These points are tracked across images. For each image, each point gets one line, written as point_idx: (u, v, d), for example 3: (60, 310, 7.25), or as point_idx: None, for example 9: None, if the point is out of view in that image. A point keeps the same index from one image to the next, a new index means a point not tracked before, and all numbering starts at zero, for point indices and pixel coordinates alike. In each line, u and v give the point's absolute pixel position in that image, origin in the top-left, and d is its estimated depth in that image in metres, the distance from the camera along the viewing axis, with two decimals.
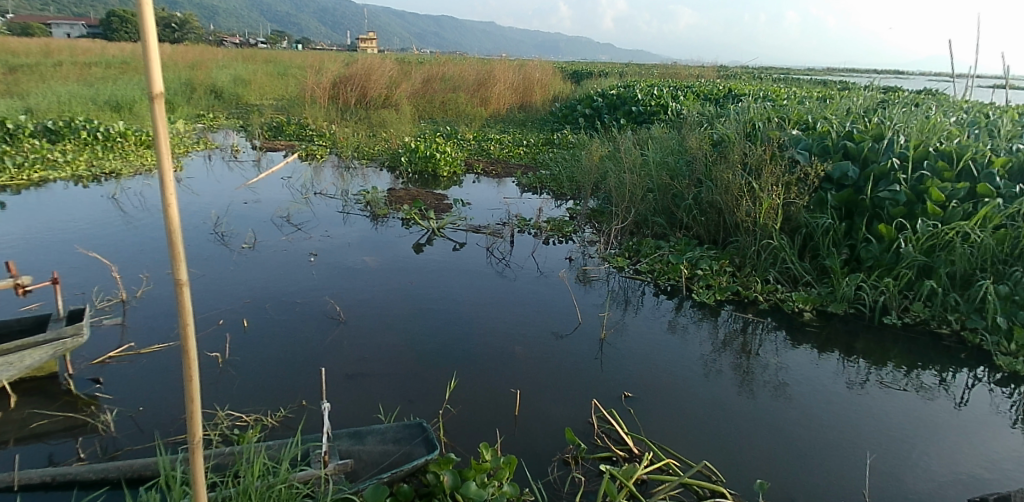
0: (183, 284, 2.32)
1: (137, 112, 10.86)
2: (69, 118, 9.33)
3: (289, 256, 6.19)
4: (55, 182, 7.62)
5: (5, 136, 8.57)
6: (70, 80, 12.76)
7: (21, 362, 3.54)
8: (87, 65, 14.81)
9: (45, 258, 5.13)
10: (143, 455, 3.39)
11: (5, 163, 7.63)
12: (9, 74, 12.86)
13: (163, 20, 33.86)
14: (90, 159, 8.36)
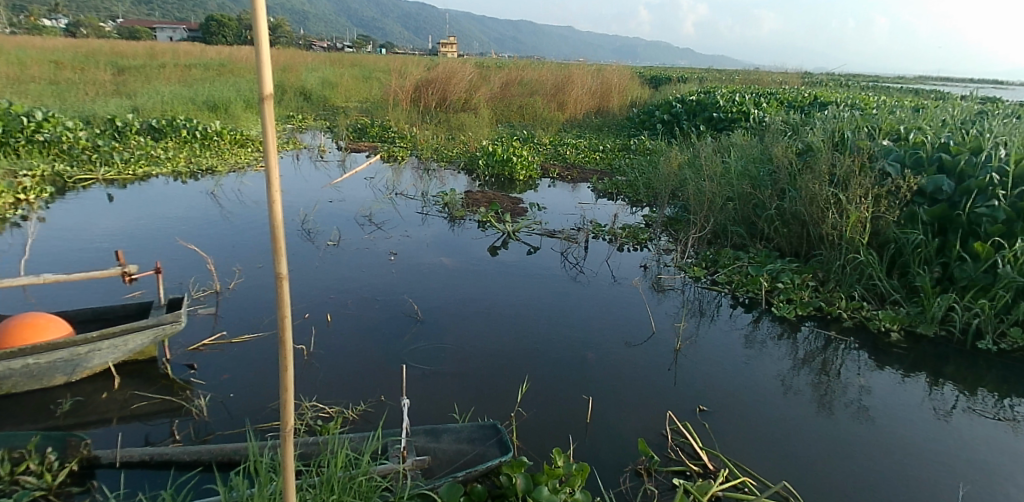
0: (281, 278, 2.40)
1: (233, 113, 11.40)
2: (172, 117, 9.87)
3: (369, 254, 6.35)
4: (157, 178, 8.08)
5: (115, 133, 9.10)
6: (173, 81, 13.53)
7: (125, 346, 3.72)
8: (189, 67, 15.66)
9: (149, 249, 5.44)
10: (233, 440, 3.53)
11: (114, 158, 8.14)
12: (119, 75, 13.73)
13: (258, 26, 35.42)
14: (189, 156, 8.82)
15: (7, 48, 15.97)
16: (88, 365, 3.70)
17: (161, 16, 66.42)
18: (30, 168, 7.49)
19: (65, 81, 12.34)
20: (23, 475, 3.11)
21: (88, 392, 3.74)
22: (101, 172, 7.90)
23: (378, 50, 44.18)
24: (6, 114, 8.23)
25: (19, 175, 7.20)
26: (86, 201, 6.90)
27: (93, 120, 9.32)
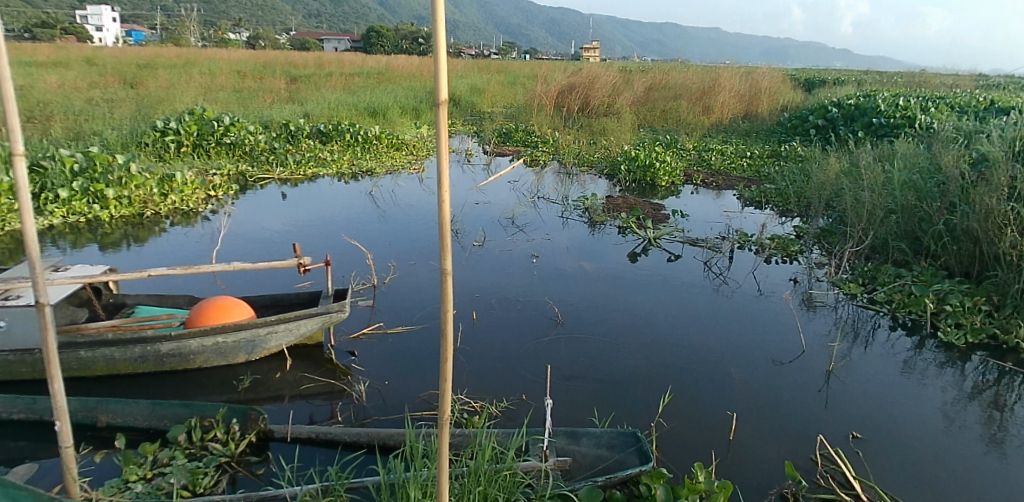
0: (446, 274, 2.42)
1: (390, 119, 12.10)
2: (337, 122, 10.62)
3: (512, 256, 6.50)
4: (324, 178, 8.78)
5: (288, 136, 9.89)
6: (337, 89, 14.58)
7: (298, 329, 4.05)
8: (352, 76, 16.83)
9: (319, 243, 5.90)
10: (387, 426, 3.74)
11: (287, 159, 8.92)
12: (293, 83, 15.01)
13: (410, 35, 37.29)
14: (351, 159, 9.48)
15: (202, 60, 17.94)
16: (266, 347, 4.06)
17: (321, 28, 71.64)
18: (219, 168, 8.39)
19: (247, 89, 13.66)
20: (209, 441, 3.43)
21: (264, 371, 4.10)
22: (276, 172, 8.68)
23: (519, 56, 45.02)
24: (201, 119, 9.15)
25: (211, 173, 8.07)
26: (263, 199, 7.61)
27: (270, 125, 10.19)
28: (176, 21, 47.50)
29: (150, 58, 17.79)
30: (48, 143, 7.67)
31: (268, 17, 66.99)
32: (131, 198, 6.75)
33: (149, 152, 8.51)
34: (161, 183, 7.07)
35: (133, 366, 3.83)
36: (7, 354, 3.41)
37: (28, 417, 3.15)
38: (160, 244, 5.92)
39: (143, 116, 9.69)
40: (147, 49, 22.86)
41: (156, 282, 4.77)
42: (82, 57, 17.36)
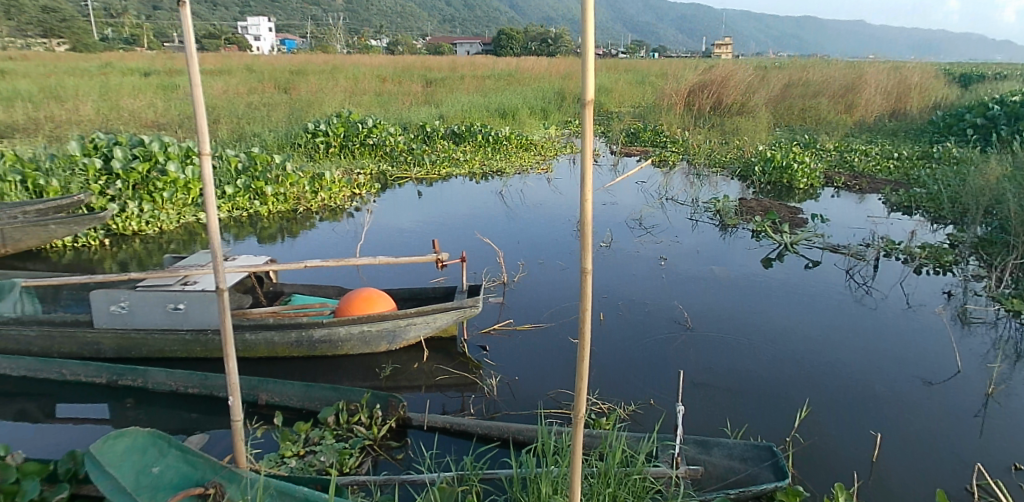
0: (585, 273, 2.11)
1: (519, 120, 12.34)
2: (469, 123, 10.95)
3: (641, 258, 6.43)
4: (457, 178, 9.15)
5: (425, 137, 10.30)
6: (470, 91, 15.03)
7: (435, 322, 4.22)
8: (483, 78, 17.30)
9: (454, 240, 6.12)
10: (517, 421, 3.80)
11: (423, 159, 9.34)
12: (428, 86, 15.65)
13: (536, 36, 37.68)
14: (482, 159, 9.80)
15: (348, 66, 19.12)
16: (405, 337, 4.25)
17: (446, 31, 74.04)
18: (363, 167, 8.91)
19: (386, 92, 14.37)
20: (354, 424, 3.64)
21: (403, 361, 4.30)
22: (413, 172, 9.14)
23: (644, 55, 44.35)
24: (347, 121, 9.68)
25: (355, 173, 8.60)
26: (400, 197, 7.98)
27: (409, 127, 10.66)
28: (319, 30, 50.79)
29: (302, 65, 19.19)
30: (217, 144, 8.44)
31: (399, 22, 70.04)
32: (286, 195, 7.29)
33: (301, 153, 9.16)
34: (312, 181, 7.57)
35: (289, 350, 4.13)
36: (185, 333, 3.76)
37: (201, 392, 3.46)
38: (311, 238, 6.36)
39: (296, 119, 10.46)
40: (300, 56, 24.67)
41: (309, 272, 5.14)
42: (244, 65, 19.01)
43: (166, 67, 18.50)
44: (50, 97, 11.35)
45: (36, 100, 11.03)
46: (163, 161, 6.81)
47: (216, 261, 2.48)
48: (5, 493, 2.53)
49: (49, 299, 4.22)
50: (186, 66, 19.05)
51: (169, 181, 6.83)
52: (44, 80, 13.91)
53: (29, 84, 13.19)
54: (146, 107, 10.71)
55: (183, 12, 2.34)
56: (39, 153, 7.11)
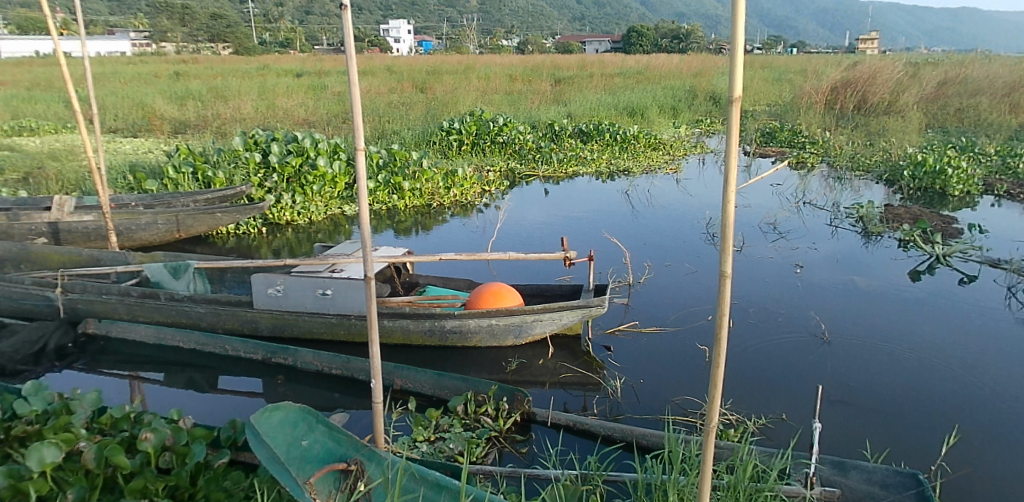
0: (725, 277, 1.81)
1: (648, 118, 12.17)
2: (598, 121, 10.92)
3: (774, 264, 6.14)
4: (583, 177, 9.19)
5: (552, 136, 10.38)
6: (599, 89, 14.97)
7: (560, 320, 4.24)
8: (612, 76, 17.20)
9: (581, 239, 6.15)
10: (640, 425, 3.71)
11: (551, 158, 9.44)
12: (557, 85, 15.78)
13: (667, 33, 36.83)
14: (610, 158, 9.78)
15: (481, 66, 19.68)
16: (532, 333, 4.30)
17: (570, 29, 74.13)
18: (493, 165, 9.13)
19: (517, 91, 14.63)
20: (482, 415, 3.73)
21: (529, 356, 4.37)
22: (540, 170, 9.25)
23: (781, 49, 42.07)
24: (479, 120, 9.92)
25: (486, 170, 8.86)
26: (527, 195, 8.12)
27: (538, 124, 10.77)
28: (451, 30, 52.41)
29: (437, 65, 19.95)
30: (360, 141, 8.95)
31: (527, 21, 70.93)
32: (422, 190, 7.59)
33: (436, 150, 9.51)
34: (445, 177, 7.83)
35: (422, 339, 4.30)
36: (331, 316, 4.02)
37: (343, 373, 3.69)
38: (442, 232, 6.61)
39: (432, 117, 10.90)
40: (435, 56, 25.60)
41: (443, 266, 5.35)
42: (384, 65, 20.05)
43: (315, 69, 19.88)
44: (218, 97, 12.52)
45: (207, 99, 12.23)
46: (313, 156, 7.29)
47: (366, 254, 2.54)
48: (178, 454, 2.79)
49: (216, 280, 4.65)
50: (333, 67, 20.38)
51: (318, 175, 7.31)
52: (214, 81, 15.40)
53: (201, 84, 14.66)
54: (298, 106, 11.55)
55: (343, 15, 2.42)
56: (209, 147, 7.85)
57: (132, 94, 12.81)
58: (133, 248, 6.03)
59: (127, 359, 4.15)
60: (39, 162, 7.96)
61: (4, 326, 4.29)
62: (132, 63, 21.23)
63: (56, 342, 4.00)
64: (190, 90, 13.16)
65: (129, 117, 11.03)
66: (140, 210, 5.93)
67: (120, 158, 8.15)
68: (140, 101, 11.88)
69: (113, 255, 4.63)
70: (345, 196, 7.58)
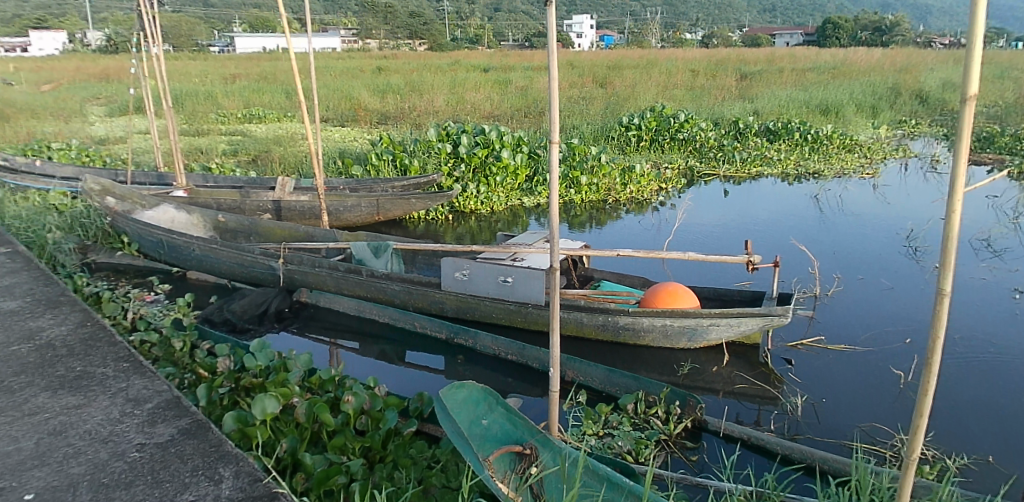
0: (941, 295, 1.59)
1: (843, 117, 11.26)
2: (786, 120, 10.30)
3: (987, 287, 5.43)
4: (767, 178, 8.84)
5: (736, 134, 9.95)
6: (789, 86, 14.11)
7: (738, 327, 4.06)
8: (803, 72, 16.10)
9: (764, 246, 5.88)
10: (819, 447, 3.43)
11: (734, 156, 9.11)
12: (741, 80, 15.09)
13: (867, 25, 33.66)
14: (798, 159, 9.23)
15: (662, 60, 19.29)
16: (706, 338, 4.18)
17: (752, 21, 70.22)
18: (671, 162, 8.97)
19: (700, 87, 14.20)
20: (652, 416, 3.64)
21: (702, 362, 4.25)
22: (721, 170, 8.99)
23: (1003, 41, 36.87)
24: (660, 115, 9.75)
25: (664, 167, 8.71)
26: (706, 195, 7.96)
27: (721, 122, 10.39)
28: (630, 22, 51.64)
29: (617, 59, 19.88)
30: (542, 135, 9.16)
31: (704, 13, 68.35)
32: (599, 186, 7.61)
33: (614, 145, 9.53)
34: (623, 173, 7.80)
35: (596, 332, 4.36)
36: (511, 304, 4.17)
37: (517, 359, 3.83)
38: (617, 228, 6.64)
39: (612, 113, 10.91)
40: (618, 51, 25.42)
41: (620, 262, 5.40)
42: (565, 60, 20.35)
43: (501, 64, 20.65)
44: (414, 90, 13.41)
45: (404, 92, 13.14)
46: (498, 148, 7.56)
47: (552, 245, 2.57)
48: (373, 419, 3.05)
49: (408, 261, 4.99)
50: (517, 63, 21.05)
51: (502, 166, 7.59)
52: (411, 76, 16.51)
53: (400, 78, 15.76)
54: (485, 100, 12.06)
55: (549, 10, 2.48)
56: (407, 137, 8.44)
57: (342, 87, 14.12)
58: (340, 227, 6.59)
59: (331, 327, 4.59)
60: (267, 146, 9.02)
61: (237, 290, 4.97)
62: (342, 59, 23.40)
63: (275, 305, 4.56)
64: (390, 84, 14.23)
65: (338, 107, 12.14)
66: (347, 194, 6.43)
67: (331, 145, 9.00)
68: (349, 93, 13.04)
69: (324, 233, 5.12)
70: (525, 188, 7.79)
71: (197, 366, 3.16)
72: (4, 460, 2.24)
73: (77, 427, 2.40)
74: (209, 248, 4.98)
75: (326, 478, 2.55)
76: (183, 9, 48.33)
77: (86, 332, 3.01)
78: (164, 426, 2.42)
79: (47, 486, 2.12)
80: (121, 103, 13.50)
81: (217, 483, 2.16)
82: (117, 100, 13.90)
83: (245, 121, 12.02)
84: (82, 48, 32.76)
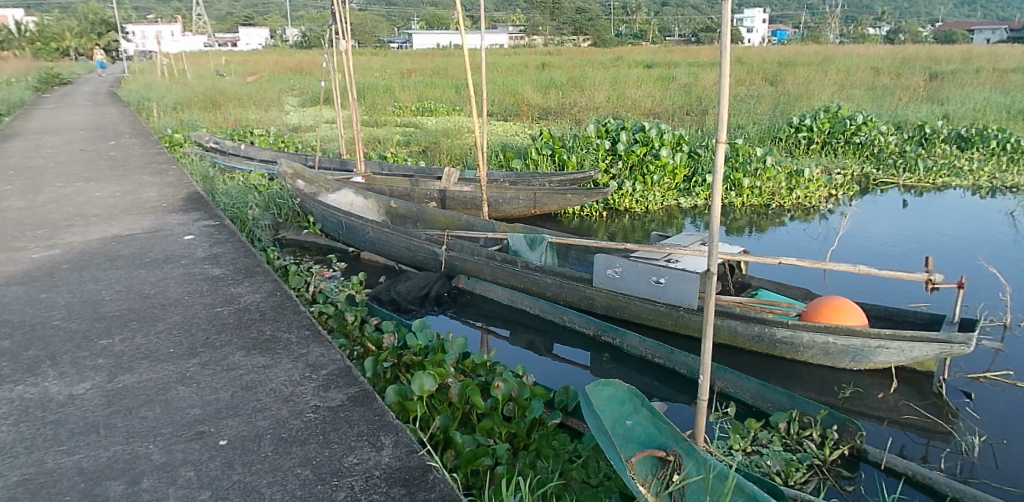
0: None
1: None
2: (983, 126, 9.19)
3: None
4: (955, 190, 7.98)
5: (922, 139, 9.04)
6: (990, 87, 12.55)
7: (910, 352, 3.71)
8: (1009, 72, 14.24)
9: (947, 265, 5.32)
10: (998, 496, 3.04)
11: (917, 164, 8.30)
12: (932, 80, 13.64)
13: None
14: (994, 171, 8.21)
15: (840, 57, 17.92)
16: (873, 360, 3.87)
17: (946, 13, 63.21)
18: (844, 168, 8.35)
19: (883, 86, 13.05)
20: (806, 439, 3.40)
21: (866, 385, 3.95)
22: (901, 178, 8.22)
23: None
24: (835, 117, 9.10)
25: (836, 173, 8.13)
26: (882, 204, 7.35)
27: (905, 125, 9.50)
28: (804, 15, 48.27)
29: (790, 56, 18.76)
30: (705, 134, 8.88)
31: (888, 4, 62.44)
32: (762, 189, 7.23)
33: (781, 147, 9.04)
34: (789, 177, 7.39)
35: (749, 344, 4.20)
36: (661, 305, 4.12)
37: (664, 363, 3.79)
38: (779, 235, 6.33)
39: (781, 112, 10.34)
40: (793, 47, 23.92)
41: (779, 270, 5.17)
42: (733, 55, 19.48)
43: (665, 60, 20.20)
44: (575, 86, 13.53)
45: (564, 88, 13.30)
46: (657, 146, 7.47)
47: (711, 248, 2.46)
48: (520, 407, 3.13)
49: (561, 255, 5.08)
50: (682, 59, 20.47)
51: (660, 165, 7.48)
52: (573, 72, 16.67)
53: (562, 74, 15.92)
54: (647, 97, 11.89)
55: (725, 6, 2.35)
56: (567, 133, 8.55)
57: (507, 82, 14.55)
58: (498, 218, 6.81)
59: (485, 314, 4.81)
60: (436, 138, 9.53)
61: (404, 273, 5.32)
62: (508, 55, 24.04)
63: (436, 289, 4.83)
64: (553, 79, 14.45)
65: (502, 102, 12.53)
66: (506, 187, 6.61)
67: (494, 139, 9.33)
68: (513, 89, 13.41)
69: (483, 223, 5.33)
70: (682, 189, 7.61)
71: (365, 340, 3.45)
72: (205, 406, 2.53)
73: (265, 385, 2.69)
74: (380, 231, 5.35)
75: (473, 458, 2.61)
76: (363, 7, 52.15)
77: (276, 301, 3.37)
78: (336, 392, 2.66)
79: (238, 435, 2.38)
80: (312, 95, 14.87)
81: (378, 449, 2.33)
82: (308, 92, 15.33)
83: (418, 113, 12.74)
84: (281, 45, 36.34)
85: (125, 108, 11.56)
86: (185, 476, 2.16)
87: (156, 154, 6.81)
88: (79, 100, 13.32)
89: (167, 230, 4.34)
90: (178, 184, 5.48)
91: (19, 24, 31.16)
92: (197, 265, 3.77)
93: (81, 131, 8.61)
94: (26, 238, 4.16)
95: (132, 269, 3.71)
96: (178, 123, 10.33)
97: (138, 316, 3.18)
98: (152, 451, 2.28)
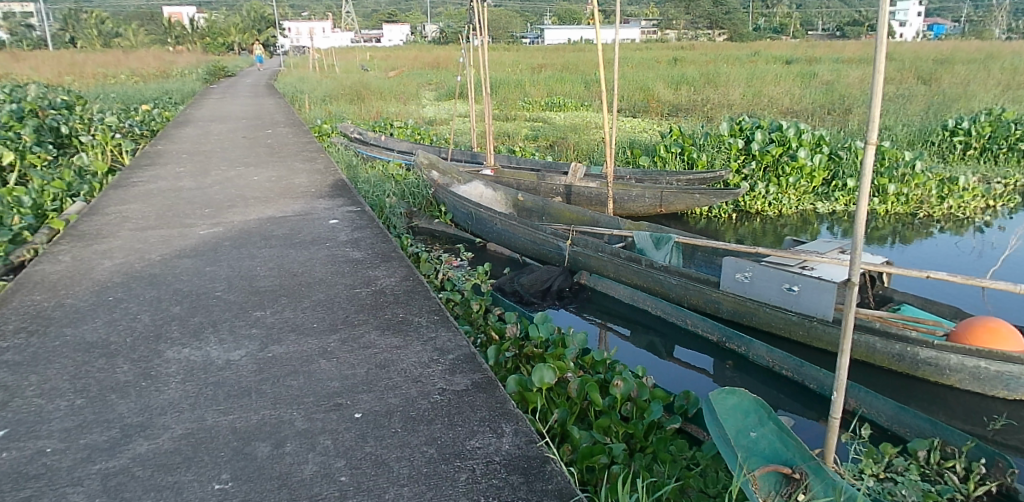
0: None
1: None
2: None
3: None
4: None
5: None
6: None
7: None
8: None
9: None
10: None
11: None
12: None
13: None
14: None
15: (1011, 55, 16.16)
16: None
17: None
18: (1008, 176, 7.55)
19: None
20: (947, 470, 3.10)
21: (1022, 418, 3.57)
22: None
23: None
24: (997, 120, 8.27)
25: (998, 182, 7.38)
26: None
27: None
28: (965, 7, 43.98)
29: (952, 52, 17.14)
30: (849, 135, 8.34)
31: None
32: (909, 197, 6.69)
33: (934, 152, 8.33)
34: (942, 185, 6.79)
35: (889, 363, 3.90)
36: (793, 315, 3.95)
37: (793, 376, 3.61)
38: (925, 247, 5.86)
39: (938, 114, 9.49)
40: (954, 43, 21.88)
41: (926, 285, 4.77)
42: (883, 52, 18.10)
43: (806, 56, 19.02)
44: (708, 82, 13.12)
45: (697, 84, 12.92)
46: (795, 147, 7.10)
47: (854, 258, 2.29)
48: (639, 407, 3.10)
49: (687, 256, 4.96)
50: (826, 55, 19.25)
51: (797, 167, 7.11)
52: (707, 68, 16.15)
53: (695, 70, 15.49)
54: (786, 94, 11.32)
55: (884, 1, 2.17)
56: (699, 131, 8.33)
57: (638, 78, 14.33)
58: (622, 215, 6.74)
59: (606, 312, 4.81)
60: (564, 133, 9.57)
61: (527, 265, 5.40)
62: (639, 50, 23.64)
63: (558, 284, 4.85)
64: (686, 75, 14.06)
65: (631, 98, 12.35)
66: (632, 184, 6.53)
67: (623, 135, 9.24)
68: (643, 85, 13.19)
69: (609, 220, 5.31)
70: (820, 192, 7.21)
71: (489, 329, 3.54)
72: (343, 380, 2.70)
73: (397, 365, 2.82)
74: (507, 224, 5.46)
75: (589, 454, 2.61)
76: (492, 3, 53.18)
77: (410, 286, 3.53)
78: (461, 377, 2.74)
79: (372, 410, 2.52)
80: (447, 88, 15.35)
81: (499, 436, 2.39)
82: (443, 86, 15.88)
83: (546, 109, 12.83)
84: (417, 40, 37.80)
85: (279, 99, 12.49)
86: (323, 444, 2.32)
87: (306, 143, 7.31)
88: (242, 91, 14.53)
89: (314, 213, 4.66)
90: (325, 171, 5.85)
91: (191, 22, 34.47)
92: (340, 248, 4.02)
93: (242, 120, 9.41)
94: (195, 215, 4.61)
95: (283, 248, 4.02)
96: (325, 114, 11.05)
97: (288, 292, 3.43)
98: (295, 418, 2.45)
